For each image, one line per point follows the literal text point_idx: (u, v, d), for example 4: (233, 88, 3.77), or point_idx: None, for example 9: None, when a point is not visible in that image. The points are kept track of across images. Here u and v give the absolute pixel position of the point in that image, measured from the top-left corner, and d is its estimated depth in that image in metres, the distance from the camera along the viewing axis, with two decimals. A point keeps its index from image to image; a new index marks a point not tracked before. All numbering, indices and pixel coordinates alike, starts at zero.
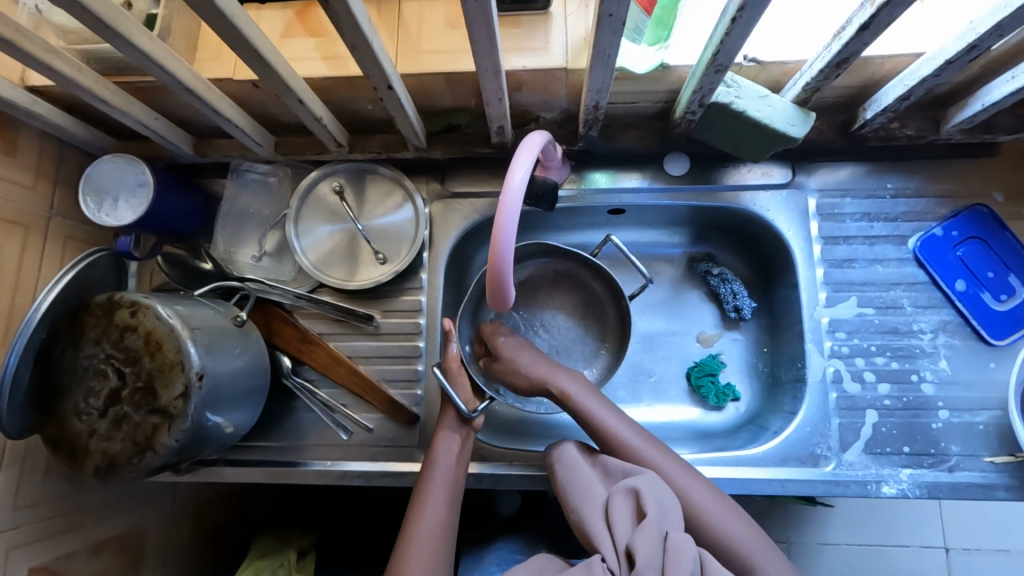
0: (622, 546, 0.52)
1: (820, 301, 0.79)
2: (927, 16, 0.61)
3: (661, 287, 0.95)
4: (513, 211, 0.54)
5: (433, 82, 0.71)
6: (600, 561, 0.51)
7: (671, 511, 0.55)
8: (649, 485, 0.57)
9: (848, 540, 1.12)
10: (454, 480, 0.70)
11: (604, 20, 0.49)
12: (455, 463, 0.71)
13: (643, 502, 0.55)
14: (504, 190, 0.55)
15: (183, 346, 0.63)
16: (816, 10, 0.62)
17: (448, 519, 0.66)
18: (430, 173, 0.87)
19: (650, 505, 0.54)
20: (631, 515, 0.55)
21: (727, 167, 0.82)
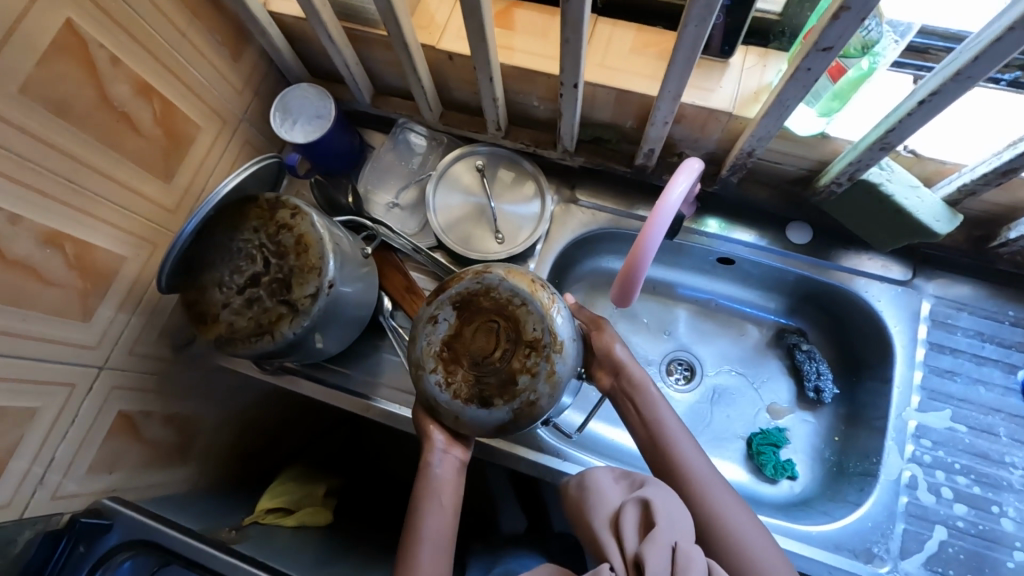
0: (630, 555, 0.49)
1: (913, 405, 0.78)
2: None
3: (742, 346, 0.99)
4: (666, 220, 0.59)
5: (604, 95, 0.77)
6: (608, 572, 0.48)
7: (681, 522, 0.50)
8: (660, 498, 0.52)
9: None
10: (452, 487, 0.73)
11: (799, 73, 0.54)
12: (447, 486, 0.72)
13: (652, 513, 0.51)
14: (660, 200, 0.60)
15: (326, 255, 0.71)
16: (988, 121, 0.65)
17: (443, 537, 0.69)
18: (564, 178, 0.93)
19: (659, 516, 0.50)
20: (639, 527, 0.51)
21: (847, 249, 0.85)
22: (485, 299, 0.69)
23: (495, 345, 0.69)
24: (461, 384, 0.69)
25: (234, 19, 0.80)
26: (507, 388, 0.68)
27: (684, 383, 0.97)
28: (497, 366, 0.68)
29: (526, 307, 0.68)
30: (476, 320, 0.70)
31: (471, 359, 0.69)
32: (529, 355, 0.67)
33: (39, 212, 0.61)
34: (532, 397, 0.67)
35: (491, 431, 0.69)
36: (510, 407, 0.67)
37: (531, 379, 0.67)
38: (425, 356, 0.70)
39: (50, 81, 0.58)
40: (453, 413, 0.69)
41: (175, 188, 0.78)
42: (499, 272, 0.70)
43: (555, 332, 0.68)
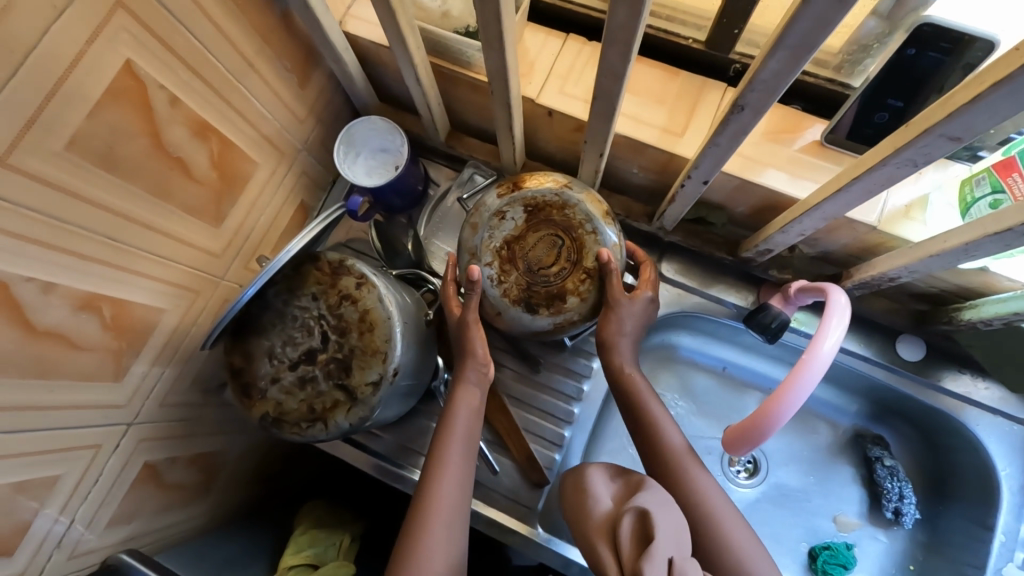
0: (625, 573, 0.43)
1: (1016, 562, 0.71)
2: None
3: (814, 448, 0.90)
4: (817, 370, 0.57)
5: (723, 181, 0.67)
6: None
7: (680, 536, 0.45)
8: (658, 508, 0.47)
9: None
10: (469, 437, 0.64)
11: (1010, 234, 0.45)
12: (467, 431, 0.64)
13: (648, 524, 0.45)
14: (811, 351, 0.58)
15: (392, 338, 0.62)
16: None
17: (465, 490, 0.61)
18: (650, 247, 0.83)
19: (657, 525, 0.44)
20: (635, 542, 0.45)
21: (959, 372, 0.76)
22: (558, 213, 0.65)
23: (554, 260, 0.65)
24: (511, 286, 0.65)
25: (304, 41, 0.69)
26: (555, 301, 0.65)
27: (747, 478, 0.89)
28: (550, 280, 0.65)
29: (595, 235, 0.64)
30: (543, 229, 0.65)
31: (529, 263, 0.65)
32: (586, 281, 0.64)
33: (78, 278, 0.52)
34: (576, 316, 0.65)
35: (526, 334, 0.67)
36: (553, 319, 0.65)
37: (580, 301, 0.64)
38: (482, 248, 0.65)
39: (104, 133, 0.49)
40: (495, 310, 0.66)
41: (224, 232, 0.70)
42: (579, 192, 0.65)
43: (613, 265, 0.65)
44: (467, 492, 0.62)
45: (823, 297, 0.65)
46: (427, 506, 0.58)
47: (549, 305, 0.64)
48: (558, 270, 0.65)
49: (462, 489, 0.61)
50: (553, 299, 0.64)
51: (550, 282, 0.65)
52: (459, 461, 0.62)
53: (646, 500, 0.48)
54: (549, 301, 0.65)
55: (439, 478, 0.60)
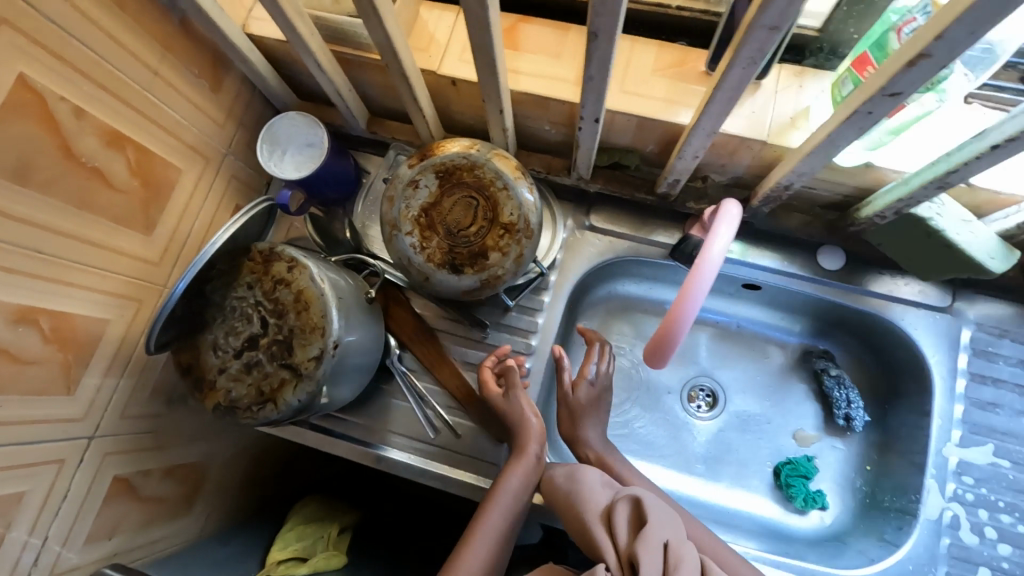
0: (624, 552, 0.51)
1: (953, 438, 0.74)
2: None
3: (767, 371, 0.94)
4: (710, 274, 0.58)
5: (624, 121, 0.71)
6: (602, 568, 0.50)
7: (672, 522, 0.53)
8: (648, 498, 0.55)
9: None
10: (508, 513, 0.68)
11: (857, 115, 0.48)
12: (497, 507, 0.68)
13: (643, 511, 0.53)
14: (703, 258, 0.59)
15: (329, 312, 0.65)
16: None
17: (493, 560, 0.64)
18: (578, 202, 0.86)
19: (652, 512, 0.52)
20: (631, 528, 0.53)
21: (881, 274, 0.80)
22: (468, 175, 0.68)
23: (472, 221, 0.68)
24: (434, 251, 0.68)
25: (209, 47, 0.72)
26: (477, 260, 0.68)
27: (707, 410, 0.93)
28: (470, 240, 0.68)
29: (507, 192, 0.68)
30: (456, 193, 0.68)
31: (450, 227, 0.68)
32: (504, 237, 0.68)
33: (8, 291, 0.54)
34: (500, 272, 0.68)
35: (456, 296, 0.70)
36: (478, 277, 0.68)
37: (501, 256, 0.68)
38: (401, 218, 0.68)
39: (9, 147, 0.51)
40: (423, 275, 0.69)
41: (158, 239, 0.72)
42: (486, 153, 0.69)
43: (529, 219, 0.68)
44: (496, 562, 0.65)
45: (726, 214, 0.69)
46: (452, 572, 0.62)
47: (473, 265, 0.68)
48: (476, 229, 0.68)
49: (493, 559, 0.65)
50: (476, 257, 0.68)
51: (471, 242, 0.68)
52: (488, 534, 0.65)
53: (638, 493, 0.56)
54: (472, 260, 0.68)
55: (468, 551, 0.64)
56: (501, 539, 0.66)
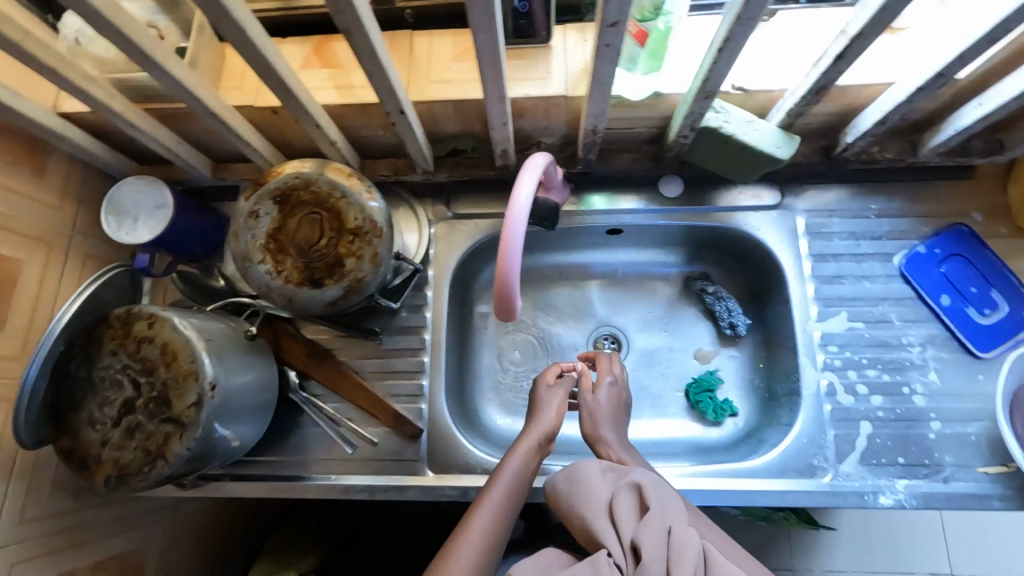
0: (628, 541, 0.53)
1: (812, 316, 0.81)
2: (897, 52, 0.67)
3: (658, 306, 1.00)
4: (518, 221, 0.59)
5: (442, 108, 0.75)
6: (606, 557, 0.52)
7: (674, 510, 0.56)
8: (650, 484, 0.58)
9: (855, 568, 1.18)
10: (517, 485, 0.66)
11: (602, 50, 0.54)
12: (512, 479, 0.66)
13: (646, 498, 0.56)
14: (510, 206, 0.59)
15: (198, 357, 0.66)
16: (791, 46, 0.68)
17: (499, 531, 0.61)
18: (437, 195, 0.90)
19: (654, 501, 0.55)
20: (632, 514, 0.55)
21: (718, 189, 0.87)
22: (305, 192, 0.71)
23: (320, 234, 0.71)
24: (291, 272, 0.70)
25: (19, 134, 0.72)
26: (336, 269, 0.71)
27: None
28: (323, 252, 0.71)
29: (346, 199, 0.71)
30: (298, 212, 0.71)
31: (301, 245, 0.71)
32: (355, 241, 0.71)
33: None
34: (360, 275, 0.71)
35: (325, 309, 0.72)
36: (341, 285, 0.71)
37: (357, 260, 0.71)
38: (251, 249, 0.70)
39: None
40: (286, 298, 0.70)
41: (13, 333, 0.71)
42: (317, 169, 0.72)
43: (374, 219, 0.72)
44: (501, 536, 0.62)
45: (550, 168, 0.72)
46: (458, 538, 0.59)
47: (333, 276, 0.71)
48: (326, 241, 0.71)
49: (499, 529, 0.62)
50: (333, 267, 0.71)
51: (324, 255, 0.71)
52: (494, 504, 0.63)
53: (640, 480, 0.58)
54: (330, 271, 0.71)
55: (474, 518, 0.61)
56: (501, 519, 0.63)
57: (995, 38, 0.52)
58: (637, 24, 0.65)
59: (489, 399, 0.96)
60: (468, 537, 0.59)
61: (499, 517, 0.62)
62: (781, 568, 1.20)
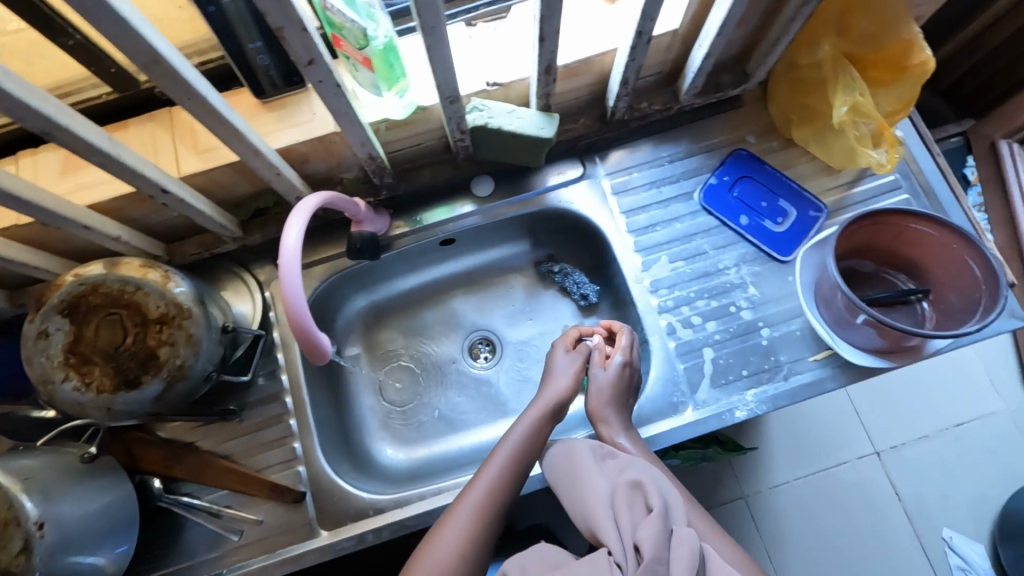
0: (629, 540, 0.55)
1: (639, 268, 0.87)
2: (612, 19, 0.73)
3: (518, 297, 1.04)
4: (292, 267, 0.61)
5: (223, 175, 0.74)
6: (607, 555, 0.54)
7: (677, 513, 0.58)
8: (650, 482, 0.60)
9: (794, 475, 1.28)
10: (521, 459, 0.69)
11: (319, 86, 0.56)
12: (517, 453, 0.69)
13: (650, 497, 0.58)
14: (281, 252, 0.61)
15: (15, 501, 0.62)
16: (506, 44, 0.75)
17: (492, 507, 0.65)
18: (263, 257, 0.90)
19: (657, 501, 0.57)
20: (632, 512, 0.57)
21: (528, 176, 0.92)
22: (95, 296, 0.68)
23: (124, 333, 0.69)
24: (102, 380, 0.67)
25: None
26: (151, 363, 0.68)
27: (486, 361, 1.02)
28: (132, 350, 0.68)
29: (141, 290, 0.69)
30: (94, 317, 0.68)
31: (105, 350, 0.68)
32: (164, 329, 0.69)
33: None
34: (178, 361, 0.69)
35: (152, 407, 0.69)
36: (160, 378, 0.68)
37: (171, 347, 0.69)
38: (50, 371, 0.67)
39: None
40: (103, 408, 0.67)
41: None
42: (103, 269, 0.69)
43: (179, 300, 0.70)
44: (497, 511, 0.65)
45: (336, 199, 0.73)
46: (454, 514, 0.64)
47: (149, 371, 0.68)
48: (132, 338, 0.69)
49: (493, 503, 0.65)
50: (146, 362, 0.68)
51: (133, 352, 0.68)
52: (491, 479, 0.67)
53: (641, 478, 0.60)
54: (145, 367, 0.68)
55: (469, 493, 0.66)
56: (496, 496, 0.66)
57: None
58: (358, 52, 0.63)
59: (381, 437, 0.96)
60: (461, 510, 0.64)
61: (495, 492, 0.66)
62: (733, 498, 1.27)
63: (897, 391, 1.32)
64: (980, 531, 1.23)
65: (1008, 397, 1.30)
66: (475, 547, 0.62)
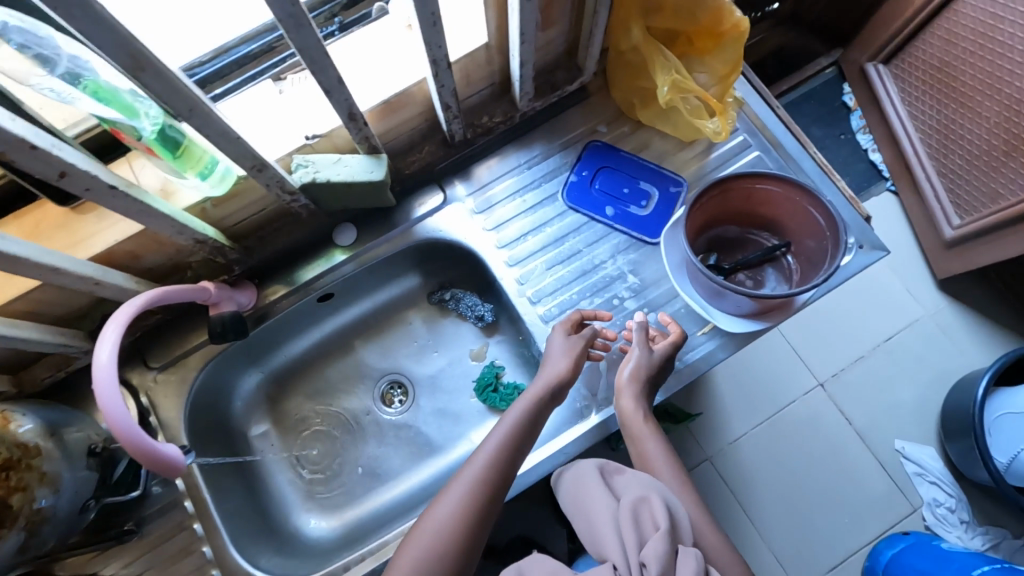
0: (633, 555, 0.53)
1: (518, 282, 0.86)
2: (397, 54, 0.72)
3: (419, 331, 1.01)
4: (107, 380, 0.57)
5: (46, 295, 0.69)
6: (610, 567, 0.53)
7: (681, 533, 0.56)
8: (655, 497, 0.58)
9: (755, 424, 1.18)
10: (514, 441, 0.67)
11: (87, 194, 0.54)
12: (511, 435, 0.67)
13: (655, 515, 0.56)
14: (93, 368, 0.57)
15: None
16: (290, 112, 0.70)
17: (484, 491, 0.63)
18: (132, 360, 0.85)
19: (662, 518, 0.55)
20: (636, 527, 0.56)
21: (390, 213, 0.89)
22: None
23: None
24: None
25: None
26: (4, 515, 0.64)
27: (402, 403, 0.99)
28: None
29: None
30: None
31: None
32: (11, 476, 0.65)
33: None
34: (36, 505, 0.65)
35: (18, 559, 0.65)
36: (20, 529, 0.65)
37: (25, 492, 0.65)
38: None
39: None
40: None
41: None
42: None
43: (25, 442, 0.67)
44: (490, 496, 0.63)
45: (161, 296, 0.70)
46: (448, 497, 0.62)
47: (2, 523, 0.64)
48: None
49: (486, 487, 0.63)
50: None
51: None
52: (485, 461, 0.65)
53: (646, 494, 0.59)
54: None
55: (460, 477, 0.64)
56: (490, 479, 0.64)
57: (433, 21, 0.57)
58: (139, 142, 0.58)
59: (307, 509, 0.93)
60: (453, 493, 0.62)
61: (495, 466, 0.65)
62: (701, 462, 1.16)
63: (835, 316, 1.24)
64: (927, 434, 1.18)
65: (926, 301, 1.23)
66: (465, 532, 0.60)
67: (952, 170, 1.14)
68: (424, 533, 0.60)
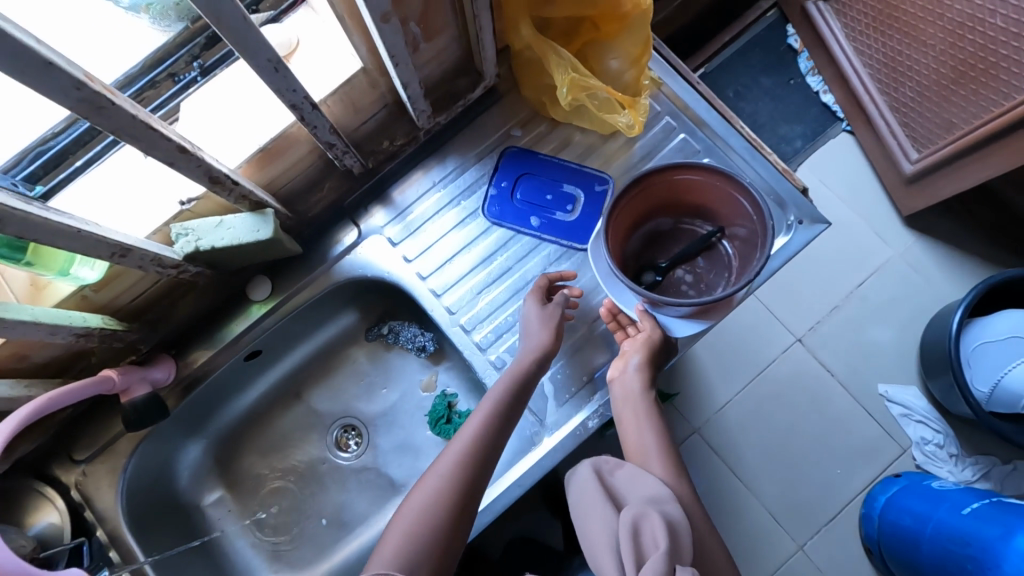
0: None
1: (448, 312, 0.81)
2: (264, 98, 0.69)
3: (363, 367, 0.96)
4: None
5: None
6: None
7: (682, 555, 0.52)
8: (654, 512, 0.54)
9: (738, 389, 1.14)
10: (497, 419, 0.66)
11: None
12: (495, 412, 0.66)
13: (652, 533, 0.52)
14: None
15: None
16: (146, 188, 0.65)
17: (466, 471, 0.62)
18: (57, 455, 0.81)
19: (662, 537, 0.51)
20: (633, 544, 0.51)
21: (304, 258, 0.83)
22: None
23: None
24: None
25: None
26: None
27: (357, 445, 0.95)
28: None
29: None
30: None
31: None
32: None
33: None
34: None
35: None
36: None
37: None
38: None
39: None
40: None
41: None
42: None
43: None
44: (472, 476, 0.62)
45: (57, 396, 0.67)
46: (432, 477, 0.62)
47: None
48: None
49: (469, 467, 0.62)
50: None
51: None
52: (469, 439, 0.64)
53: (646, 510, 0.54)
54: None
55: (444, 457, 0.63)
56: (471, 458, 0.63)
57: (274, 65, 0.50)
58: None
59: (274, 571, 0.90)
60: (437, 472, 0.62)
61: (481, 440, 0.64)
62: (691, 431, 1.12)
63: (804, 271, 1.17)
64: (909, 374, 1.14)
65: (894, 240, 1.17)
66: (447, 513, 0.59)
67: (904, 104, 1.07)
68: (406, 512, 0.59)
